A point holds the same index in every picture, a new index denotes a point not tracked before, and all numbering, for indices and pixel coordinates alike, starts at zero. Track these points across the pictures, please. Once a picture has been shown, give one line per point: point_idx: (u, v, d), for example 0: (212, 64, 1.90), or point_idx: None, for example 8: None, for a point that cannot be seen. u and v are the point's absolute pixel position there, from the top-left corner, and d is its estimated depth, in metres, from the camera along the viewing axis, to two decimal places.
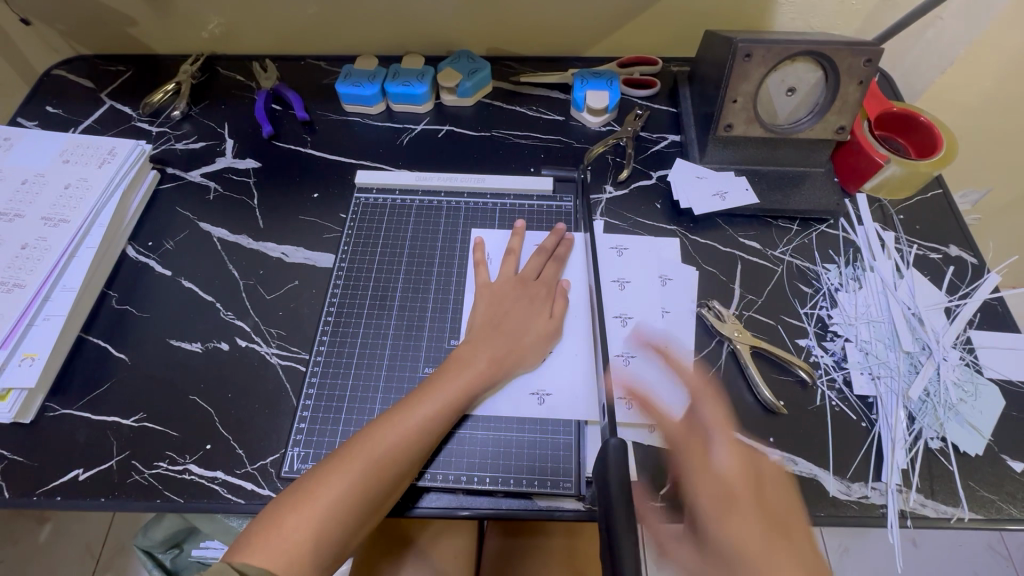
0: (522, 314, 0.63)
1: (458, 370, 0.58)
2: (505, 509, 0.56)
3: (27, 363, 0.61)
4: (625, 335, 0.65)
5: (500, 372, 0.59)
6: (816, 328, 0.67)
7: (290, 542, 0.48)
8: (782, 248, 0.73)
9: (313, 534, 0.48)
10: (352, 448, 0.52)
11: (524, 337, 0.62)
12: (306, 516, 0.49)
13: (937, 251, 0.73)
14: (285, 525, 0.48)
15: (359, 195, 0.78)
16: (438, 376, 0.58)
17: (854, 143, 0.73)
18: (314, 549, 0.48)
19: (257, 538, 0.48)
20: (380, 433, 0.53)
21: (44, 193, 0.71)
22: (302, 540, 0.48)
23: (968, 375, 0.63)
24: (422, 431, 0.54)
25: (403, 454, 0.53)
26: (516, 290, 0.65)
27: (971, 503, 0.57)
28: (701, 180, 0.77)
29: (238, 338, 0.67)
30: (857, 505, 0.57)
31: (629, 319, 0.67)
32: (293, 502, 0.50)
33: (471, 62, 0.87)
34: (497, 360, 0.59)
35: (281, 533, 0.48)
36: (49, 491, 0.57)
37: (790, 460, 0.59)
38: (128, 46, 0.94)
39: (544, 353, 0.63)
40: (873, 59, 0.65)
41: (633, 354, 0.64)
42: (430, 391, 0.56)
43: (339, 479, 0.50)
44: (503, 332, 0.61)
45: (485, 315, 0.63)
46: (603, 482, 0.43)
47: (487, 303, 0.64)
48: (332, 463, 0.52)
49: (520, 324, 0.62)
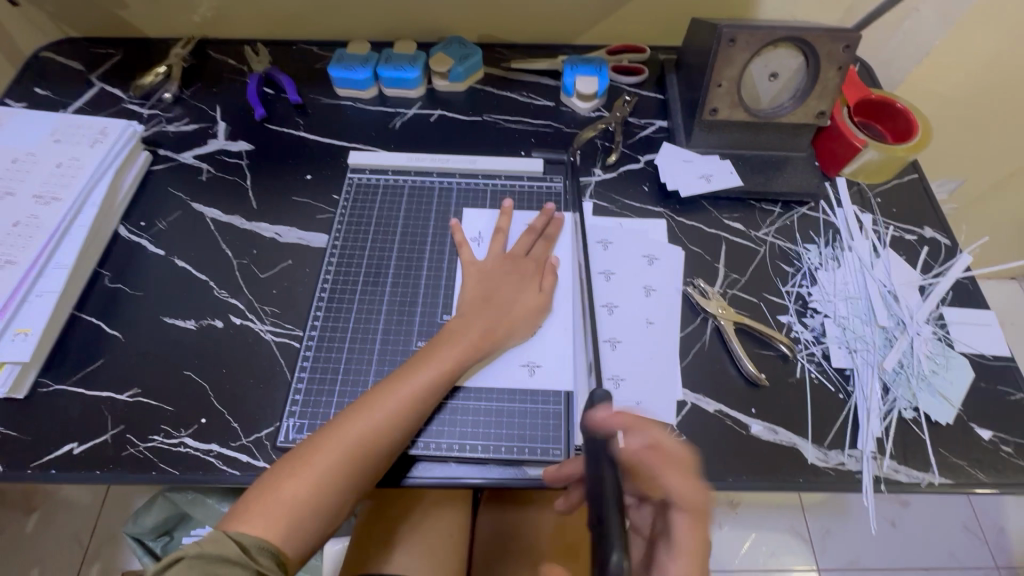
0: (514, 288, 0.65)
1: (451, 343, 0.60)
2: (497, 477, 0.58)
3: (21, 338, 0.61)
4: (613, 323, 0.67)
5: (492, 345, 0.61)
6: (797, 305, 0.69)
7: (287, 509, 0.49)
8: (765, 228, 0.76)
9: (310, 502, 0.50)
10: (347, 418, 0.54)
11: (514, 311, 0.64)
12: (303, 484, 0.50)
13: (912, 232, 0.76)
14: (281, 493, 0.49)
15: (352, 177, 0.78)
16: (431, 349, 0.59)
17: (833, 128, 0.76)
18: (311, 516, 0.49)
19: (253, 506, 0.49)
20: (376, 402, 0.55)
21: (35, 171, 0.71)
22: (300, 505, 0.49)
23: (940, 349, 0.66)
24: (416, 401, 0.56)
25: (398, 424, 0.54)
26: (507, 267, 0.67)
27: (941, 468, 0.59)
28: (687, 164, 0.79)
29: (232, 316, 0.68)
30: (834, 471, 0.59)
31: (614, 308, 0.67)
32: (290, 470, 0.51)
33: (462, 48, 0.88)
34: (489, 333, 0.61)
35: (278, 501, 0.49)
36: (43, 464, 0.58)
37: (771, 429, 0.61)
38: (117, 28, 0.94)
39: (532, 328, 0.64)
40: (851, 45, 0.67)
41: (618, 341, 0.65)
42: (424, 362, 0.58)
43: (336, 448, 0.52)
44: (494, 306, 0.63)
45: (475, 288, 0.65)
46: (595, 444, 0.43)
47: (479, 280, 0.66)
48: (327, 432, 0.53)
49: (512, 297, 0.64)
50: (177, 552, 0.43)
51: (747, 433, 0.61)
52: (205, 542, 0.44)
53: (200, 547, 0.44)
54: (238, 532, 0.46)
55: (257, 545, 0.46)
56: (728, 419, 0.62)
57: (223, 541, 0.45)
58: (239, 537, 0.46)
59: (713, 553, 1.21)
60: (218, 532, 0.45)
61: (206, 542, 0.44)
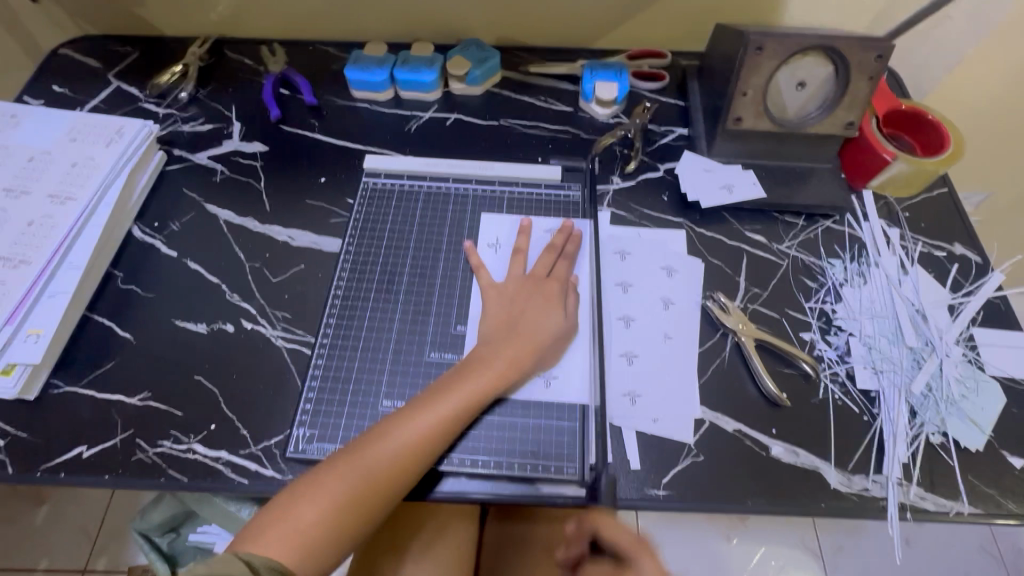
0: (541, 311, 0.63)
1: (479, 372, 0.58)
2: (508, 495, 0.57)
3: (32, 339, 0.61)
4: (629, 335, 0.65)
5: (520, 374, 0.59)
6: (820, 322, 0.67)
7: (301, 531, 0.48)
8: (788, 242, 0.73)
9: (323, 526, 0.49)
10: (367, 442, 0.53)
11: (545, 342, 0.61)
12: (318, 505, 0.49)
13: (942, 249, 0.73)
14: (296, 515, 0.49)
15: (367, 180, 0.77)
16: (458, 376, 0.58)
17: (862, 140, 0.73)
18: (323, 540, 0.49)
19: (267, 525, 0.48)
20: (396, 428, 0.53)
21: (50, 170, 0.71)
22: (312, 530, 0.48)
23: (971, 372, 0.64)
24: (438, 430, 0.54)
25: (418, 452, 0.53)
26: (531, 289, 0.65)
27: (970, 497, 0.57)
28: (709, 173, 0.77)
29: (243, 320, 0.67)
30: (857, 497, 0.57)
31: (631, 320, 0.66)
32: (305, 491, 0.50)
33: (480, 51, 0.87)
34: (517, 361, 0.59)
35: (291, 523, 0.48)
36: (52, 467, 0.58)
37: (792, 451, 0.59)
38: (135, 26, 0.94)
39: (556, 354, 0.62)
40: (884, 55, 0.65)
41: (636, 354, 0.64)
42: (451, 390, 0.56)
43: (353, 472, 0.51)
44: (522, 333, 0.61)
45: (499, 316, 0.63)
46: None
47: (503, 304, 0.64)
48: (346, 455, 0.52)
49: (537, 319, 0.62)
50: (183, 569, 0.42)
51: (767, 455, 0.59)
52: (212, 561, 0.43)
53: (208, 566, 0.42)
54: (248, 552, 0.46)
55: (267, 565, 0.45)
56: (747, 439, 0.60)
57: (231, 561, 0.44)
58: (249, 557, 0.45)
59: (721, 565, 1.19)
60: (227, 552, 0.44)
61: (212, 561, 0.43)
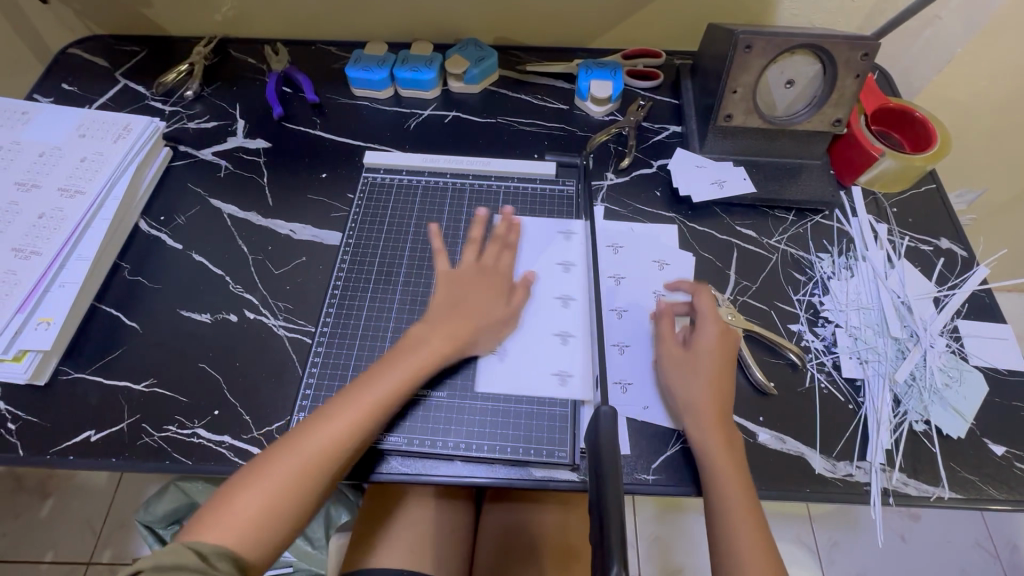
0: (481, 295, 0.65)
1: (406, 355, 0.59)
2: (502, 478, 0.59)
3: (42, 327, 0.63)
4: (621, 326, 0.67)
5: (451, 357, 0.61)
6: (807, 314, 0.69)
7: (243, 519, 0.49)
8: (777, 236, 0.75)
9: (266, 511, 0.50)
10: (303, 428, 0.54)
11: (486, 322, 0.63)
12: (263, 493, 0.50)
13: (928, 243, 0.75)
14: (236, 503, 0.50)
15: (367, 175, 0.79)
16: (386, 361, 0.59)
17: (850, 136, 0.75)
18: (267, 525, 0.50)
19: (216, 514, 0.49)
20: (334, 412, 0.55)
21: (60, 165, 0.73)
22: (256, 517, 0.49)
23: (954, 362, 0.65)
24: (374, 410, 0.56)
25: (353, 433, 0.54)
26: (478, 276, 0.66)
27: (951, 483, 0.59)
28: (701, 169, 0.79)
29: (246, 310, 0.69)
30: (841, 482, 0.59)
31: (623, 312, 0.68)
32: (246, 479, 0.51)
33: (478, 50, 0.89)
34: (452, 342, 0.61)
35: (232, 511, 0.49)
36: (61, 451, 0.60)
37: (779, 438, 0.61)
38: (142, 26, 0.96)
39: (498, 336, 0.64)
40: (869, 53, 0.67)
41: (626, 345, 0.66)
42: (380, 372, 0.58)
43: (288, 456, 0.52)
44: (458, 312, 0.62)
45: (442, 295, 0.64)
46: (594, 451, 0.45)
47: (448, 288, 0.65)
48: (284, 441, 0.53)
49: (479, 300, 0.64)
50: (135, 564, 0.44)
51: (754, 441, 0.61)
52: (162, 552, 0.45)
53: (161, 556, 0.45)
54: (197, 540, 0.47)
55: (214, 552, 0.47)
56: (735, 426, 0.61)
57: (180, 552, 0.45)
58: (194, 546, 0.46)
59: None
60: (175, 542, 0.46)
61: (161, 552, 0.45)
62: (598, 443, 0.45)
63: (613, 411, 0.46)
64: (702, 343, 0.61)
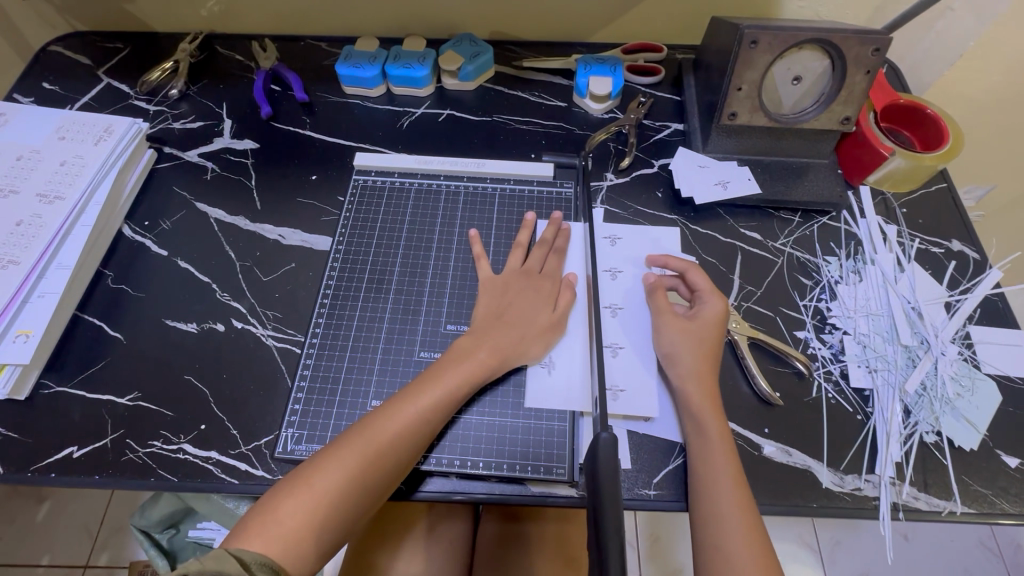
0: (528, 304, 0.63)
1: (458, 363, 0.58)
2: (499, 494, 0.57)
3: (21, 340, 0.61)
4: (617, 327, 0.65)
5: (504, 370, 0.59)
6: (814, 320, 0.67)
7: (285, 528, 0.48)
8: (783, 239, 0.73)
9: (311, 521, 0.48)
10: (349, 437, 0.53)
11: (533, 333, 0.61)
12: (304, 504, 0.49)
13: (939, 245, 0.73)
14: (281, 511, 0.48)
15: (358, 178, 0.77)
16: (435, 370, 0.57)
17: (859, 135, 0.72)
18: (310, 536, 0.48)
19: (253, 523, 0.48)
20: (380, 422, 0.53)
21: (39, 169, 0.71)
22: (298, 527, 0.48)
23: (966, 370, 0.63)
24: (423, 422, 0.54)
25: (404, 444, 0.53)
26: (524, 283, 0.64)
27: (964, 497, 0.57)
28: (703, 170, 0.76)
29: (234, 320, 0.67)
30: (850, 497, 0.57)
31: (619, 310, 0.66)
32: (291, 489, 0.50)
33: (473, 46, 0.86)
34: (503, 355, 0.59)
35: (276, 519, 0.48)
36: (43, 468, 0.58)
37: (785, 451, 0.59)
38: (125, 22, 0.93)
39: (547, 345, 0.62)
40: (881, 48, 0.64)
41: (621, 346, 0.64)
42: (431, 383, 0.56)
43: (335, 465, 0.51)
44: (506, 322, 0.61)
45: (490, 307, 0.63)
46: (592, 474, 0.44)
47: (491, 296, 0.64)
48: (331, 450, 0.52)
49: (526, 312, 0.62)
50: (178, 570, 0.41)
51: (759, 454, 0.58)
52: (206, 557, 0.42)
53: (201, 564, 0.42)
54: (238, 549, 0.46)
55: (256, 562, 0.45)
56: (740, 438, 0.59)
57: (224, 558, 0.42)
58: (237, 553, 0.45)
59: None
60: (219, 548, 0.43)
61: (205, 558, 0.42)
62: (596, 467, 0.43)
63: (613, 436, 0.45)
64: (705, 315, 0.61)
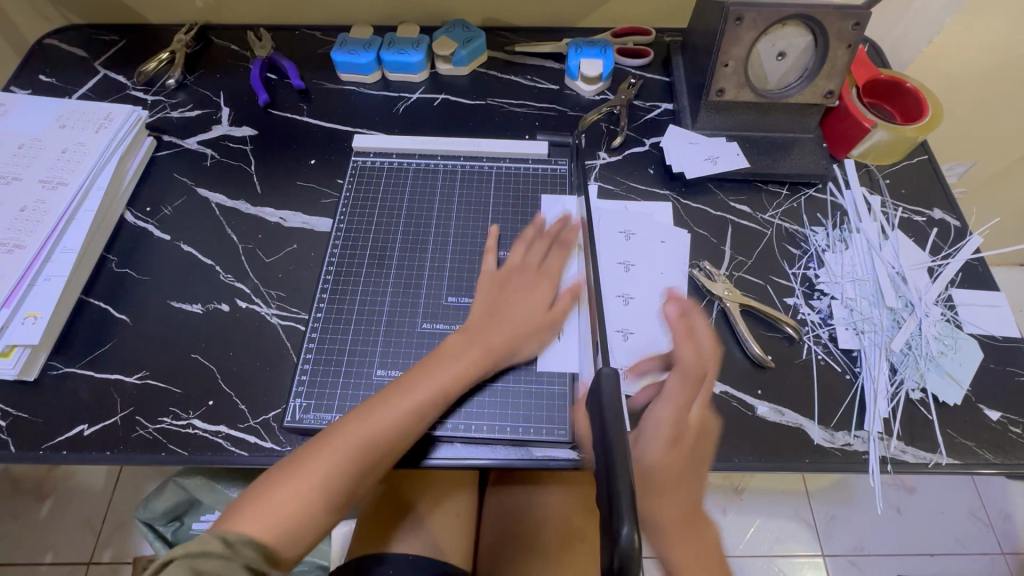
0: (525, 279, 0.65)
1: (457, 351, 0.59)
2: (504, 459, 0.58)
3: (29, 321, 0.62)
4: (625, 313, 0.66)
5: (506, 350, 0.61)
6: (803, 287, 0.69)
7: (278, 512, 0.49)
8: (772, 211, 0.75)
9: (303, 503, 0.50)
10: (346, 423, 0.54)
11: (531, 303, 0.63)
12: (297, 487, 0.50)
13: (921, 214, 0.75)
14: (277, 494, 0.50)
15: (357, 160, 0.78)
16: (433, 360, 0.59)
17: (842, 109, 0.75)
18: (302, 518, 0.50)
19: (246, 505, 0.50)
20: (373, 410, 0.55)
21: (41, 156, 0.72)
22: (291, 510, 0.50)
23: (949, 330, 0.65)
24: (417, 410, 0.55)
25: (400, 432, 0.54)
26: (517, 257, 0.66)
27: (949, 449, 0.59)
28: (693, 146, 0.78)
29: (238, 300, 0.68)
30: (840, 452, 0.59)
31: (630, 298, 0.67)
32: (285, 473, 0.51)
33: (465, 31, 0.87)
34: (506, 332, 0.61)
35: (271, 502, 0.50)
36: (54, 445, 0.59)
37: (777, 410, 0.61)
38: (120, 15, 0.93)
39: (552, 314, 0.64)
40: (861, 23, 0.66)
41: (631, 330, 0.65)
42: (428, 371, 0.58)
43: (330, 452, 0.52)
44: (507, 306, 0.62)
45: (488, 287, 0.65)
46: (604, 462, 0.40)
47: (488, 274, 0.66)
48: (326, 436, 0.54)
49: (523, 288, 0.64)
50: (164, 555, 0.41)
51: (753, 415, 0.61)
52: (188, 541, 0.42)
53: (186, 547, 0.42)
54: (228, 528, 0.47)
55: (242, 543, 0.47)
56: (734, 400, 0.61)
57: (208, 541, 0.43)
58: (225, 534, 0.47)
59: None
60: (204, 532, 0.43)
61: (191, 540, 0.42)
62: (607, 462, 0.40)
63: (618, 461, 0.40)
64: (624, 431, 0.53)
